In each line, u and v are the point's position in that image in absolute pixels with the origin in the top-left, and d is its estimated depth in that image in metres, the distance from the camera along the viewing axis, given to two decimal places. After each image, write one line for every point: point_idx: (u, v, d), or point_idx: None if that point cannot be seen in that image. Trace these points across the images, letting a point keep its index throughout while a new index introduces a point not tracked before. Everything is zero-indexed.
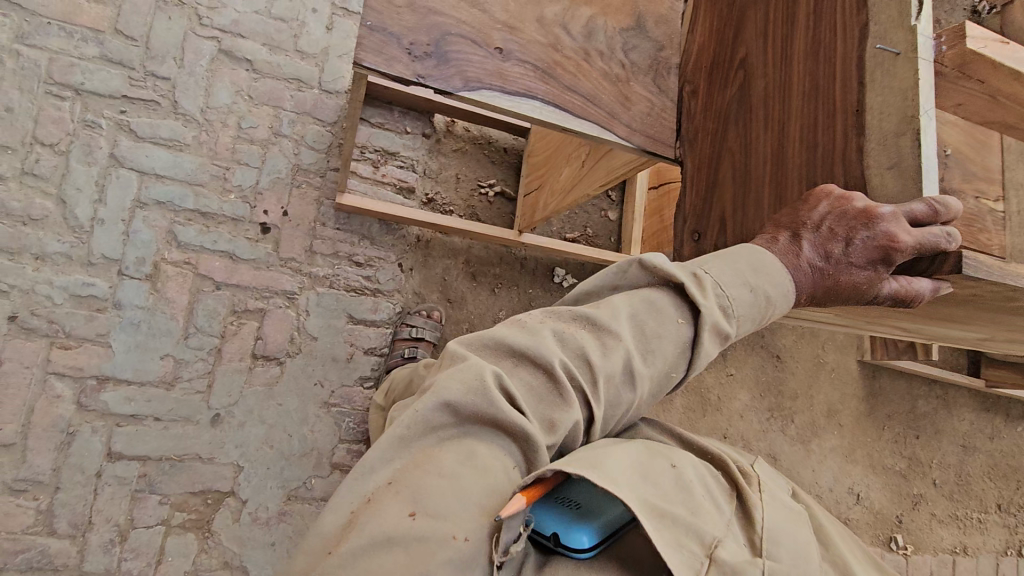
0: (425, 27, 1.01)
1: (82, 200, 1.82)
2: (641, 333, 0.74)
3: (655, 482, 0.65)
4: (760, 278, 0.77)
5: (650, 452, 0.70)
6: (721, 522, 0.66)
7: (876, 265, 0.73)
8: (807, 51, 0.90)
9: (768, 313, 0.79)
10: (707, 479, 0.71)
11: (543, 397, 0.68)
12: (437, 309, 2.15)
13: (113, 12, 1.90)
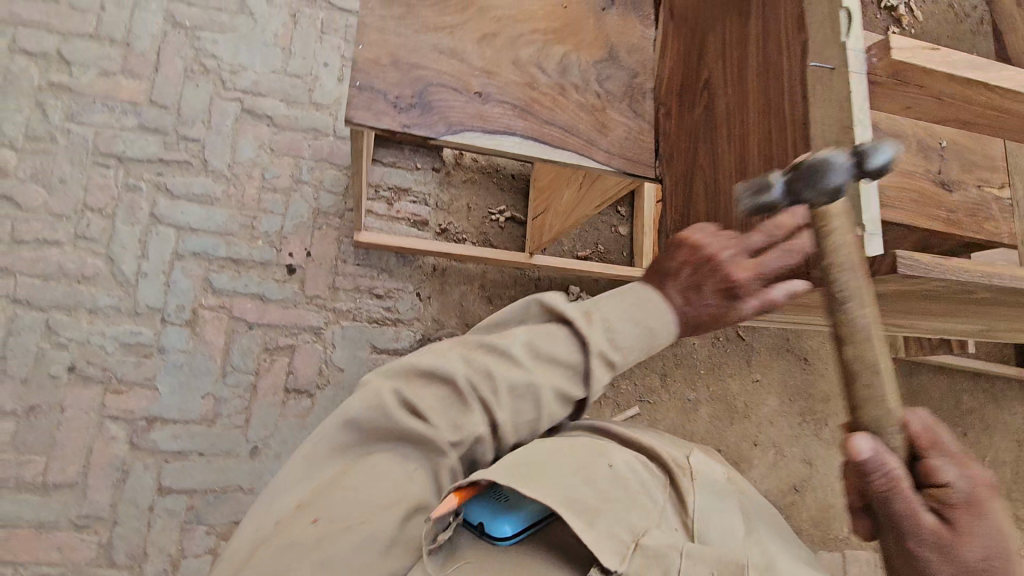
0: (409, 81, 1.12)
1: (127, 256, 2.00)
2: (542, 356, 0.82)
3: (589, 483, 0.75)
4: (646, 313, 0.86)
5: (587, 450, 0.79)
6: (654, 510, 0.77)
7: (730, 300, 0.84)
8: (759, 69, 0.94)
9: (657, 343, 0.87)
10: (644, 472, 0.81)
11: (444, 415, 0.78)
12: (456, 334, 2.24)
13: (148, 86, 2.10)
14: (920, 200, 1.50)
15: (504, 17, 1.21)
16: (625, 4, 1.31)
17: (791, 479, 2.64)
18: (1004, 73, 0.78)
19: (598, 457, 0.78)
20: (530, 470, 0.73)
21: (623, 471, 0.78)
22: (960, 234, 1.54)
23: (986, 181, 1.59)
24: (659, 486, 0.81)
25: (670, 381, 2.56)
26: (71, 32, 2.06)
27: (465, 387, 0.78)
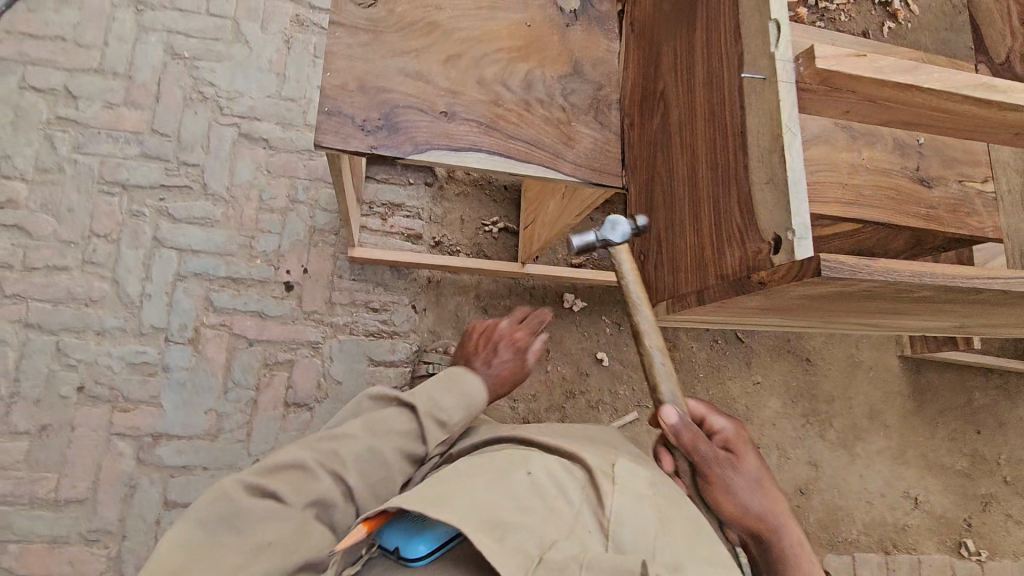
0: (376, 104, 1.17)
1: (132, 279, 2.09)
2: (380, 427, 1.14)
3: (504, 496, 0.81)
4: (458, 384, 1.26)
5: (506, 467, 0.87)
6: (570, 515, 0.82)
7: (512, 356, 1.50)
8: (704, 80, 0.97)
9: (471, 403, 1.25)
10: (563, 481, 0.86)
11: (293, 486, 1.02)
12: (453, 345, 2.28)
13: (150, 115, 2.19)
14: (897, 198, 1.49)
15: (468, 38, 1.25)
16: (589, 20, 1.34)
17: (796, 481, 2.61)
18: (934, 77, 0.80)
19: (514, 470, 0.86)
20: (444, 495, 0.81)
21: (541, 481, 0.85)
22: (942, 229, 1.53)
23: (968, 176, 1.57)
24: (582, 494, 0.85)
25: None
26: (77, 68, 2.16)
27: (318, 463, 1.05)
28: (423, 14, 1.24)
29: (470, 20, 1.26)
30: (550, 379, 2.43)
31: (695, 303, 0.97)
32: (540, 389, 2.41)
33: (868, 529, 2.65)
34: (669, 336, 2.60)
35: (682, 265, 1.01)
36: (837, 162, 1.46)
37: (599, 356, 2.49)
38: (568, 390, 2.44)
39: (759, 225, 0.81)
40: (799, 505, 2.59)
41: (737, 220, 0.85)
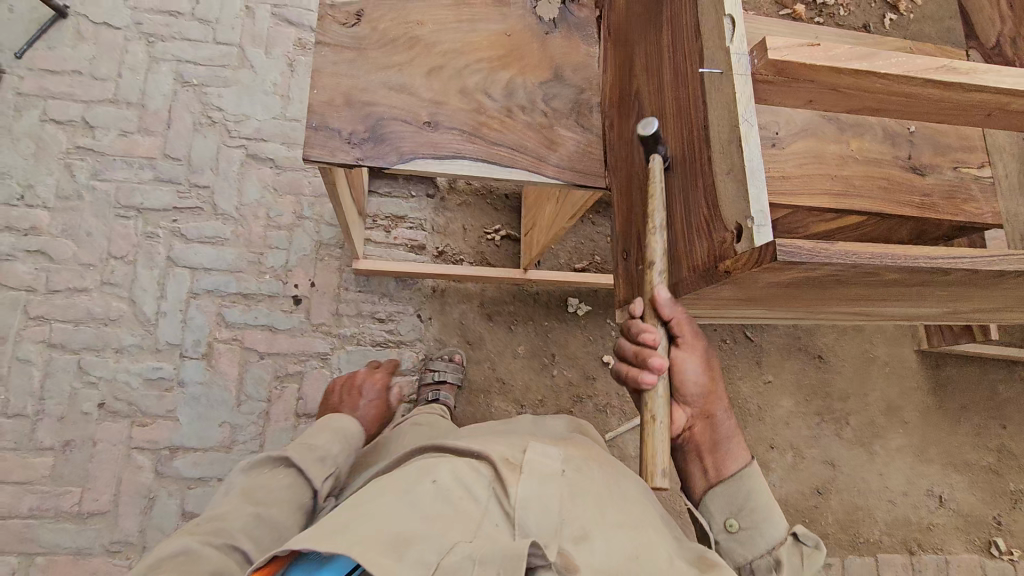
0: (362, 118, 1.22)
1: (148, 298, 2.17)
2: (269, 496, 1.23)
3: (408, 510, 0.80)
4: (332, 431, 1.48)
5: (407, 477, 0.86)
6: (477, 512, 0.84)
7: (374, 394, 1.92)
8: (671, 78, 0.99)
9: (346, 438, 1.49)
10: (467, 480, 0.87)
11: (187, 563, 1.02)
12: (458, 352, 2.31)
13: (162, 141, 2.29)
14: (889, 187, 1.48)
15: (450, 50, 1.30)
16: (568, 26, 1.38)
17: (812, 481, 2.56)
18: (891, 62, 0.81)
19: (419, 480, 0.85)
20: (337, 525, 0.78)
21: (447, 484, 0.85)
22: (939, 216, 1.51)
23: (963, 162, 1.55)
24: (484, 489, 0.87)
25: None
26: (93, 100, 2.28)
27: (211, 544, 1.08)
28: (405, 29, 1.29)
29: (451, 33, 1.31)
30: (557, 384, 2.44)
31: (672, 295, 0.99)
32: (547, 394, 2.42)
33: (891, 529, 2.58)
34: None
35: None
36: (825, 153, 1.46)
37: (606, 360, 2.49)
38: (575, 394, 2.45)
39: (722, 215, 0.83)
40: (816, 505, 2.54)
41: (705, 210, 0.87)
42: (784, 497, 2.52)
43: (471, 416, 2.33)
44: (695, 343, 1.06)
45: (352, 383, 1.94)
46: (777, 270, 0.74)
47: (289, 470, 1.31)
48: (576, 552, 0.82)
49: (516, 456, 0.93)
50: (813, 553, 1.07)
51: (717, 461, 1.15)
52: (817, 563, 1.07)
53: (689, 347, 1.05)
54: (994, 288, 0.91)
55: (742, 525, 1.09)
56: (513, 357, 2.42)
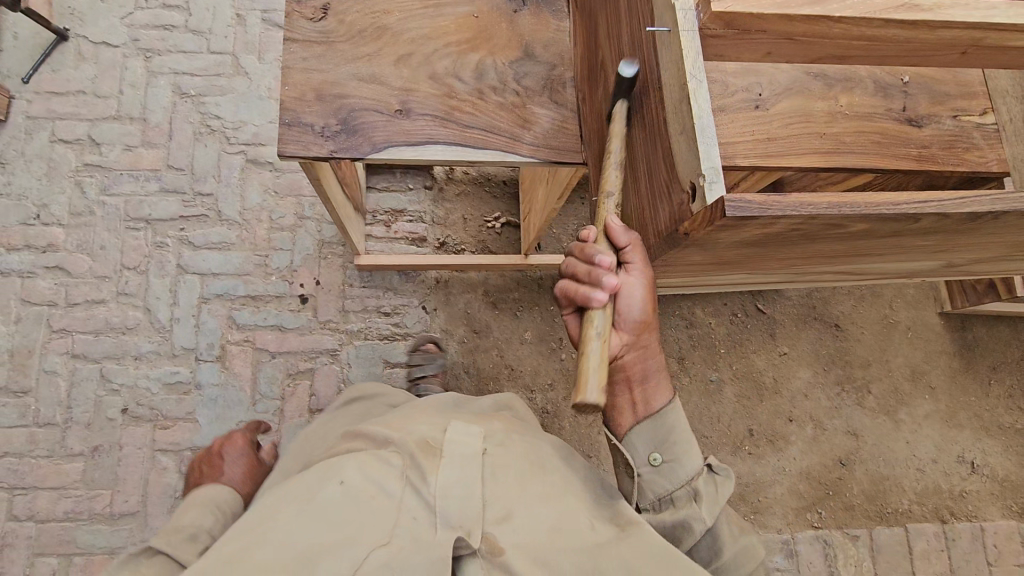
0: (334, 110, 1.23)
1: (161, 305, 2.24)
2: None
3: (319, 519, 0.91)
4: (206, 498, 1.37)
5: (319, 481, 0.97)
6: (393, 509, 0.95)
7: (243, 452, 1.59)
8: (630, 43, 0.97)
9: (222, 501, 1.38)
10: (382, 476, 0.98)
11: None
12: (430, 341, 2.28)
13: (165, 152, 2.36)
14: (883, 141, 1.42)
15: (418, 37, 1.30)
16: (536, 4, 1.37)
17: (835, 452, 2.50)
18: (846, 5, 0.78)
19: (328, 482, 0.96)
20: (252, 541, 0.88)
21: (356, 484, 0.96)
22: (939, 168, 1.45)
23: (963, 110, 1.48)
24: (402, 483, 0.98)
25: (689, 364, 2.51)
26: (97, 117, 2.35)
27: None
28: (372, 19, 1.29)
29: (418, 20, 1.31)
30: (567, 368, 2.44)
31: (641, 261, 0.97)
32: (556, 378, 2.42)
33: (921, 497, 2.50)
34: (685, 314, 2.55)
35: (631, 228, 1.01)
36: (812, 111, 1.41)
37: None
38: None
39: (679, 176, 0.80)
40: (841, 477, 2.48)
41: (664, 173, 0.85)
42: (805, 469, 2.47)
43: None
44: (648, 269, 0.96)
45: (210, 454, 1.57)
46: (727, 228, 0.72)
47: (156, 558, 1.17)
48: (499, 533, 0.94)
49: (433, 445, 1.05)
50: (725, 481, 1.08)
51: (646, 395, 1.08)
52: (729, 491, 1.07)
53: (644, 274, 0.95)
54: (979, 234, 0.87)
55: (665, 458, 1.06)
56: (520, 343, 2.43)
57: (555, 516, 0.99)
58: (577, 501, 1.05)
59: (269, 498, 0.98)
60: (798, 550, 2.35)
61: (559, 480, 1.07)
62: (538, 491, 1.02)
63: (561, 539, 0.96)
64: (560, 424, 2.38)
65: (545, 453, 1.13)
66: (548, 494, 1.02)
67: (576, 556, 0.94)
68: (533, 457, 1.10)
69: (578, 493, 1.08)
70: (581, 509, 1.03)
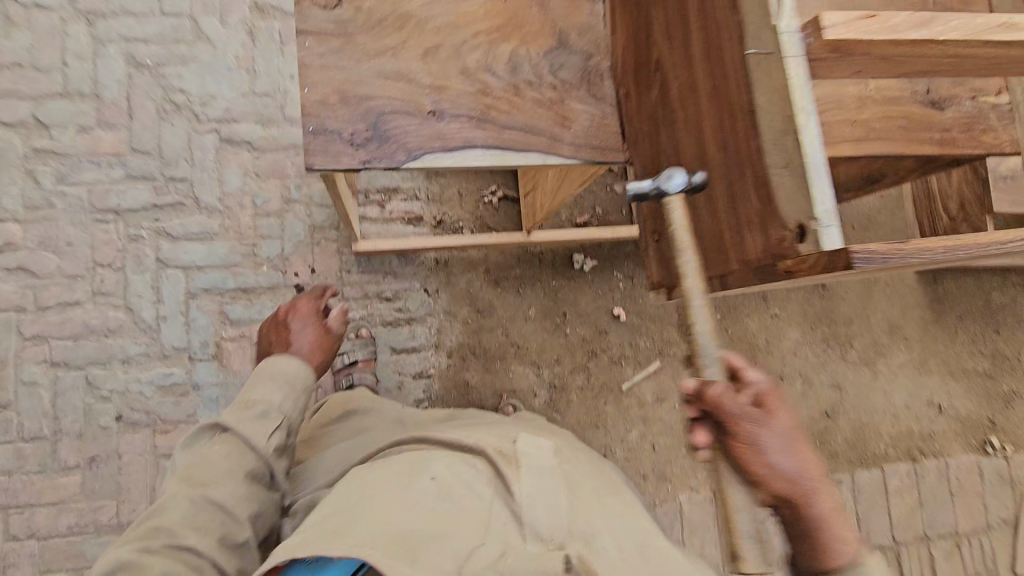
0: (361, 114, 1.11)
1: (144, 304, 2.09)
2: (208, 473, 1.15)
3: (414, 503, 0.86)
4: (277, 370, 1.36)
5: (408, 476, 0.91)
6: (482, 511, 0.88)
7: (309, 320, 1.53)
8: (701, 52, 0.91)
9: (292, 374, 1.36)
10: (470, 477, 0.92)
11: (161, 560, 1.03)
12: (365, 325, 2.25)
13: (127, 134, 2.13)
14: (909, 126, 1.42)
15: (443, 26, 1.17)
16: None
17: (821, 405, 2.66)
18: (950, 28, 0.75)
19: (418, 477, 0.90)
20: (346, 522, 0.83)
21: (446, 480, 0.90)
22: (959, 152, 1.46)
23: (981, 90, 1.49)
24: (489, 487, 0.92)
25: (688, 330, 2.58)
26: (41, 95, 2.08)
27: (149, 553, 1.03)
28: (391, 6, 1.15)
29: (442, 6, 1.18)
30: (571, 342, 2.46)
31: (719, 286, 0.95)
32: (562, 352, 2.45)
33: (896, 440, 2.71)
34: None
35: (703, 250, 0.98)
36: (843, 97, 1.39)
37: (616, 312, 2.50)
38: (590, 349, 2.47)
39: (779, 210, 0.78)
40: (826, 427, 2.65)
41: (753, 206, 0.82)
42: None
43: (490, 383, 2.37)
44: (772, 440, 0.84)
45: (278, 322, 1.53)
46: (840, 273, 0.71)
47: (228, 437, 1.22)
48: (591, 556, 0.87)
49: (511, 453, 0.99)
50: None
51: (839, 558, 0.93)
52: None
53: (767, 445, 0.84)
54: None
55: None
56: (524, 320, 2.43)
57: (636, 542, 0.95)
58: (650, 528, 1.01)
59: (357, 484, 0.92)
60: None
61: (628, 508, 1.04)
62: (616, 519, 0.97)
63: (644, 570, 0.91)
64: (567, 397, 2.43)
65: (607, 479, 1.10)
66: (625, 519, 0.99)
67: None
68: (600, 489, 1.05)
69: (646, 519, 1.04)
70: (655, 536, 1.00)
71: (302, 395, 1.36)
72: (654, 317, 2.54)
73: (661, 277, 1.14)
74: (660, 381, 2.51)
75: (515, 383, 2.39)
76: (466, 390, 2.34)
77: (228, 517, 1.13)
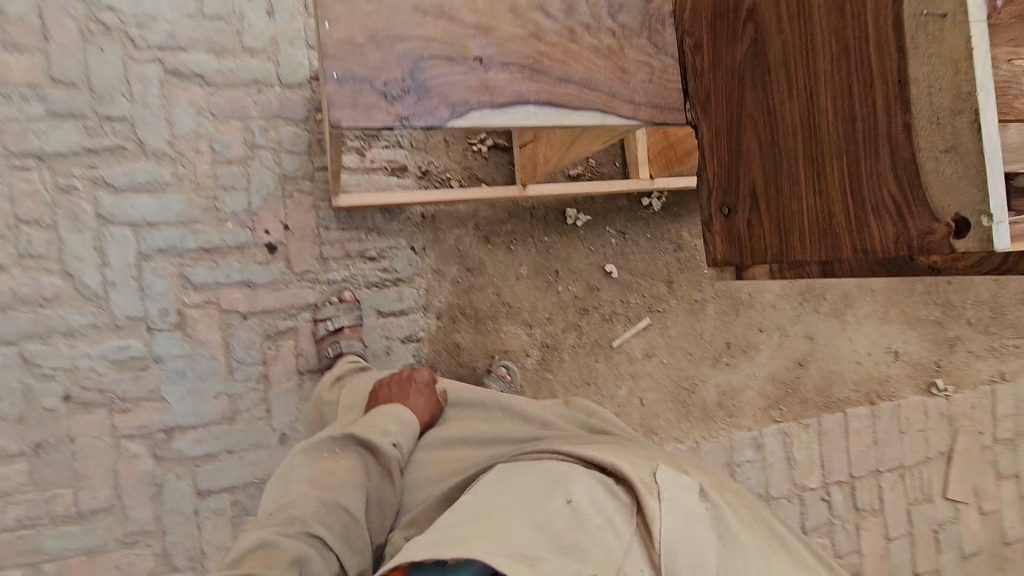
0: (395, 59, 0.91)
1: (86, 267, 1.79)
2: (335, 480, 1.25)
3: (542, 526, 0.87)
4: (399, 417, 1.44)
5: (544, 493, 0.93)
6: (617, 553, 0.86)
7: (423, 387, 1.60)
8: (827, 4, 0.78)
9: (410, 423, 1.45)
10: (608, 509, 0.92)
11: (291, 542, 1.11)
12: (348, 289, 2.04)
13: (43, 60, 1.73)
14: None
15: None
16: None
17: (795, 355, 2.77)
18: None
19: (556, 495, 0.92)
20: (477, 532, 0.84)
21: (581, 504, 0.91)
22: None
23: None
24: (628, 524, 0.90)
25: (676, 286, 2.57)
26: None
27: (287, 533, 1.13)
28: None
29: None
30: (563, 300, 2.39)
31: (818, 273, 0.87)
32: (554, 311, 2.37)
33: (858, 384, 2.89)
34: (674, 238, 2.56)
35: (796, 231, 0.89)
36: None
37: (608, 269, 2.45)
38: (581, 307, 2.42)
39: (929, 199, 0.69)
40: (798, 376, 2.77)
41: (891, 190, 0.73)
42: (771, 373, 2.72)
43: (482, 345, 2.26)
44: None
45: (400, 380, 1.62)
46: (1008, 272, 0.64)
47: (350, 451, 1.34)
48: None
49: (654, 484, 0.95)
50: None
51: None
52: None
53: None
54: None
55: None
56: (516, 278, 2.32)
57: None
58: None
59: (494, 493, 0.96)
60: (764, 442, 2.65)
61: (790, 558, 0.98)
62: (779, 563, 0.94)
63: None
64: (560, 356, 2.38)
65: (769, 519, 1.04)
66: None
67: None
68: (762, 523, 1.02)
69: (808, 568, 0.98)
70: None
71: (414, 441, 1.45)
72: (644, 273, 2.52)
73: (728, 255, 1.04)
74: (648, 337, 2.52)
75: (507, 343, 2.30)
76: (457, 352, 2.23)
77: (352, 526, 1.22)
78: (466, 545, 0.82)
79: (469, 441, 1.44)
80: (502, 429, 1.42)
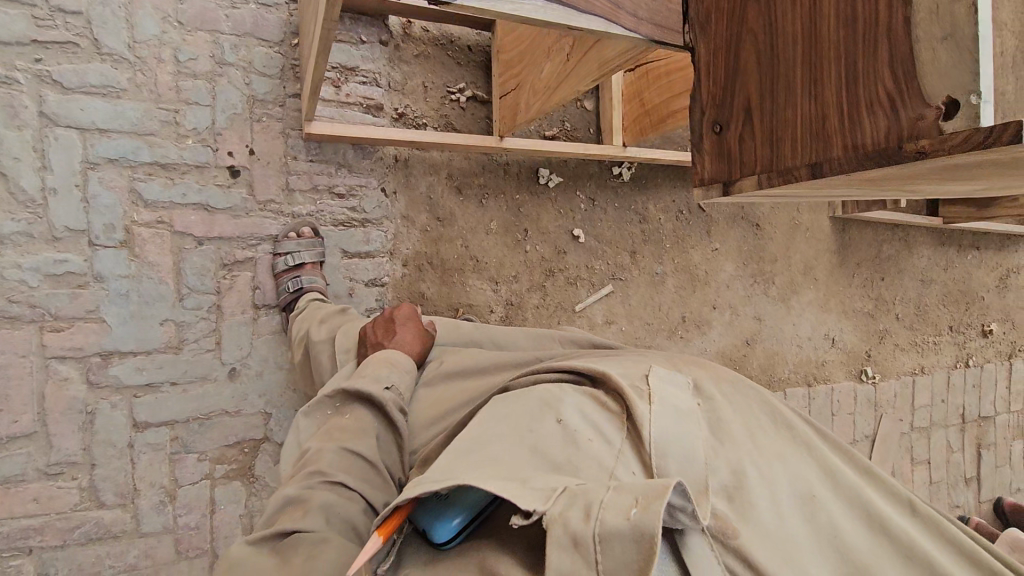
0: None
1: (23, 169, 1.63)
2: (346, 433, 1.21)
3: (533, 454, 0.84)
4: (395, 359, 1.42)
5: (535, 416, 0.91)
6: (609, 462, 0.85)
7: (406, 323, 1.58)
8: None
9: (399, 362, 1.42)
10: (599, 422, 0.92)
11: (309, 488, 1.07)
12: (307, 225, 1.96)
13: None
14: None
15: None
16: None
17: (743, 334, 2.90)
18: None
19: (545, 416, 0.91)
20: (465, 462, 0.81)
21: (573, 424, 0.90)
22: None
23: None
24: (620, 432, 0.91)
25: (639, 257, 2.63)
26: None
27: (308, 487, 1.07)
28: None
29: None
30: (530, 260, 2.39)
31: (807, 177, 0.90)
32: (520, 270, 2.38)
33: (797, 367, 3.05)
34: (640, 210, 2.61)
35: (788, 138, 0.92)
36: None
37: (576, 234, 2.48)
38: (547, 268, 2.43)
39: (924, 88, 0.72)
40: (745, 354, 2.90)
41: (885, 84, 0.77)
42: (721, 349, 2.84)
43: (447, 297, 2.24)
44: None
45: (384, 321, 1.58)
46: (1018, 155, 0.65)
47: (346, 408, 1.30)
48: (732, 507, 0.85)
49: (644, 389, 0.98)
50: None
51: None
52: None
53: None
54: None
55: None
56: (486, 233, 2.30)
57: (785, 485, 0.93)
58: (803, 461, 0.99)
59: (482, 422, 0.93)
60: None
61: (787, 443, 1.02)
62: (772, 453, 0.98)
63: (788, 527, 0.87)
64: (523, 314, 2.39)
65: (767, 403, 1.07)
66: (773, 460, 0.96)
67: (809, 553, 0.86)
68: (760, 415, 1.05)
69: (803, 447, 1.02)
70: (814, 479, 0.97)
71: (410, 375, 1.43)
72: (610, 241, 2.56)
73: (716, 171, 1.08)
74: (609, 304, 2.57)
75: (472, 298, 2.29)
76: (421, 302, 2.19)
77: (371, 470, 1.16)
78: (452, 473, 0.79)
79: (460, 377, 1.43)
80: (495, 360, 1.41)
